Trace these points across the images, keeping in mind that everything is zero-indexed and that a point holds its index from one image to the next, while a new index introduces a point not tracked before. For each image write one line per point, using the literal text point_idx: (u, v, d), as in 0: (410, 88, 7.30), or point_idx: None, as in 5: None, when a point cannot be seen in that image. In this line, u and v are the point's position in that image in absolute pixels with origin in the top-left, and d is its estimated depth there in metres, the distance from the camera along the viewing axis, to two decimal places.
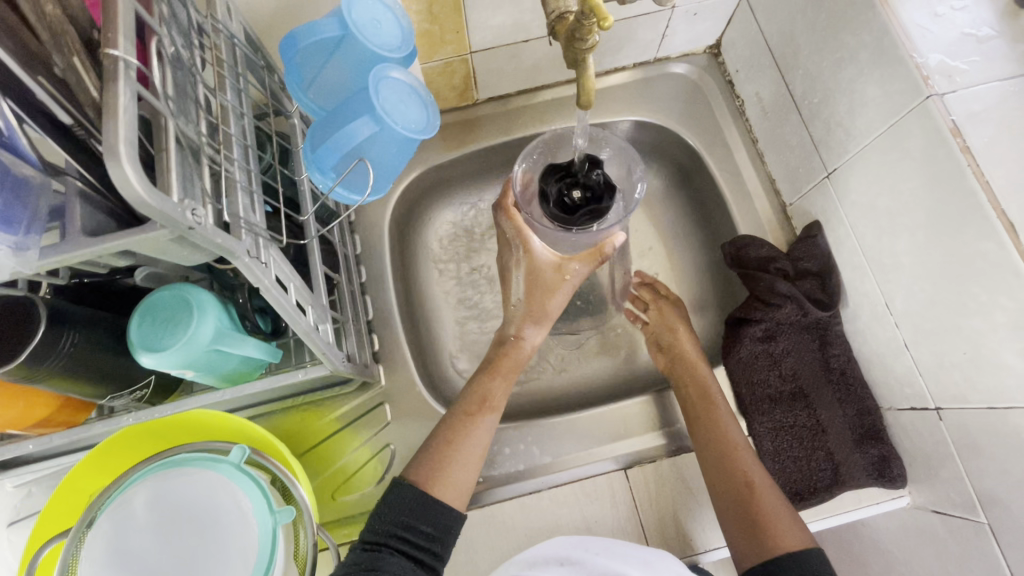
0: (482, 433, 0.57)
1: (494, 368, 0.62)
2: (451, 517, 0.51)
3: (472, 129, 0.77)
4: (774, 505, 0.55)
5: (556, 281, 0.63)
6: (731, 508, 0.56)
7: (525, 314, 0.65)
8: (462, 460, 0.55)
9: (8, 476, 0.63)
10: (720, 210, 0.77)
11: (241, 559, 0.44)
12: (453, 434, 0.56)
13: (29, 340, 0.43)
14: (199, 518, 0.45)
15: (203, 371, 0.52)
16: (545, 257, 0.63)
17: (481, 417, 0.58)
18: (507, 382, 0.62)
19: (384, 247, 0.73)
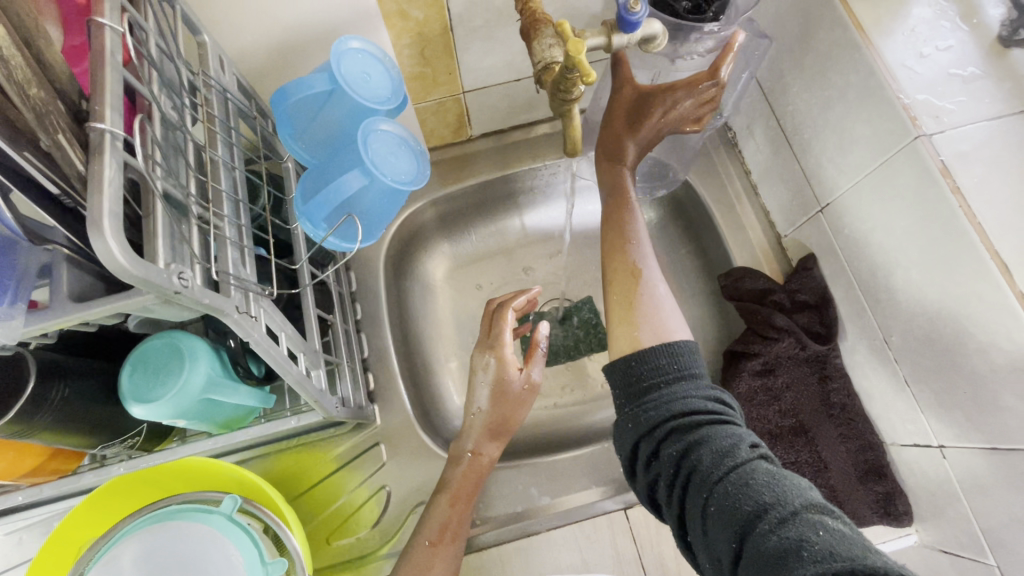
0: (444, 562, 0.55)
1: (456, 491, 0.59)
2: None
3: (467, 164, 0.77)
4: (656, 309, 0.52)
5: (512, 394, 0.60)
6: (621, 293, 0.54)
7: (483, 428, 0.60)
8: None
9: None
10: (715, 242, 0.77)
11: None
12: (416, 567, 0.54)
13: (18, 394, 0.43)
14: (188, 572, 0.45)
15: (195, 419, 0.51)
16: (509, 369, 0.59)
17: (442, 548, 0.56)
18: (467, 504, 0.59)
19: (380, 283, 0.73)
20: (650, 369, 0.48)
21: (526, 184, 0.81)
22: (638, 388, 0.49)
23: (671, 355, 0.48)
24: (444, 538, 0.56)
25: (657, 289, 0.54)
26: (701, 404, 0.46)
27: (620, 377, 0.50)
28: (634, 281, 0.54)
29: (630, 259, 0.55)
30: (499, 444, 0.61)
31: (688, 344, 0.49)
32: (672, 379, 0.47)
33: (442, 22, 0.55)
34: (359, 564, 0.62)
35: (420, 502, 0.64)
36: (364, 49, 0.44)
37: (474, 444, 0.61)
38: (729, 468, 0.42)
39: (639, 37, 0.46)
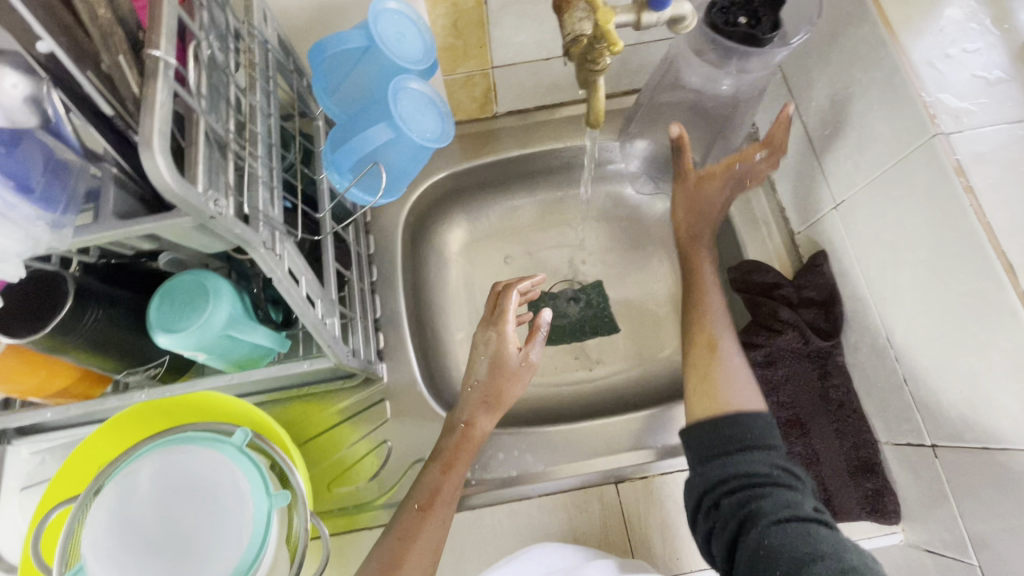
0: (437, 524, 0.56)
1: (451, 457, 0.60)
2: None
3: (491, 140, 0.79)
4: (732, 383, 0.58)
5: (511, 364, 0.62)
6: (699, 363, 0.61)
7: (478, 401, 0.62)
8: (420, 558, 0.54)
9: (25, 441, 0.66)
10: (728, 234, 0.77)
11: (232, 547, 0.46)
12: (408, 530, 0.55)
13: (56, 312, 0.46)
14: (200, 495, 0.47)
15: (216, 355, 0.54)
16: (506, 350, 0.63)
17: (433, 511, 0.56)
18: (461, 469, 0.60)
19: (397, 248, 0.75)
20: (722, 437, 0.54)
21: (547, 165, 0.82)
22: (708, 450, 0.55)
23: (740, 423, 0.54)
24: (434, 503, 0.57)
25: (733, 358, 0.60)
26: (765, 470, 0.51)
27: (694, 442, 0.56)
28: (711, 351, 0.61)
29: (710, 330, 0.62)
30: (495, 417, 0.63)
31: (762, 419, 0.55)
32: (739, 446, 0.53)
33: None
34: (354, 512, 0.64)
35: (418, 459, 0.66)
36: (402, 11, 0.46)
37: (468, 416, 0.62)
38: (787, 517, 0.48)
39: (667, 16, 0.48)
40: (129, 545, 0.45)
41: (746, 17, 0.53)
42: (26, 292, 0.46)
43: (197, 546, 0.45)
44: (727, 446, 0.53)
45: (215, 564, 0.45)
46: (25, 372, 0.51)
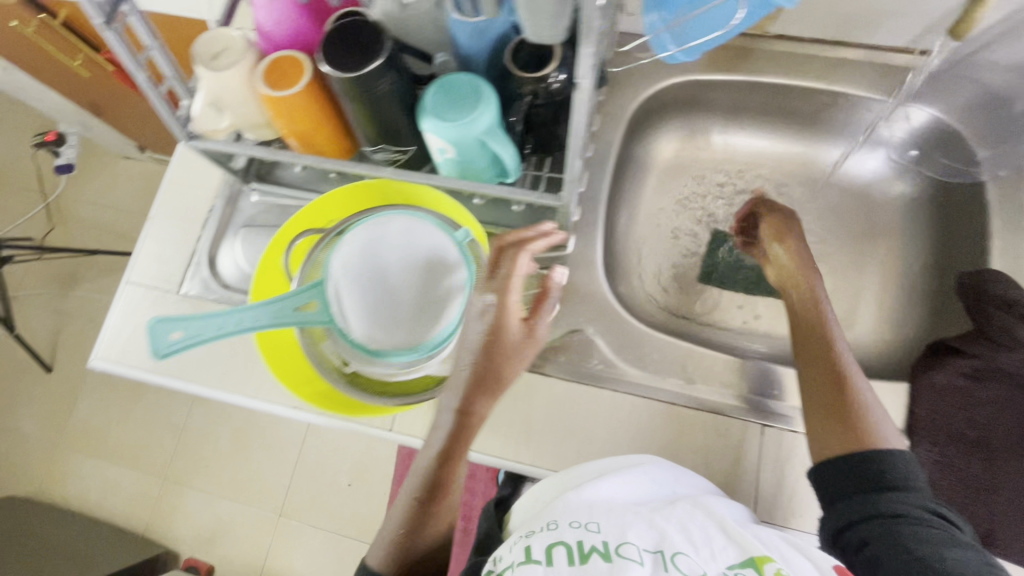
0: (444, 513, 0.53)
1: (486, 386, 0.51)
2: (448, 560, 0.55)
3: (747, 57, 0.74)
4: (868, 419, 0.56)
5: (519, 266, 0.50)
6: (827, 397, 0.57)
7: (477, 381, 0.50)
8: (443, 517, 0.53)
9: (260, 188, 0.77)
10: (971, 237, 0.69)
11: (431, 326, 0.52)
12: (440, 497, 0.52)
13: (368, 64, 0.51)
14: (427, 263, 0.53)
15: (459, 157, 0.58)
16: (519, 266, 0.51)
17: (440, 504, 0.52)
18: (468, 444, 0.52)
19: (617, 134, 0.75)
20: (864, 473, 0.53)
21: (792, 104, 0.77)
22: (859, 486, 0.53)
23: (891, 468, 0.53)
24: (441, 497, 0.52)
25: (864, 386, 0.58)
26: (915, 513, 0.51)
27: (823, 476, 0.55)
28: (841, 392, 0.57)
29: (838, 365, 0.59)
30: (516, 367, 0.52)
31: (904, 454, 0.54)
32: (883, 486, 0.52)
33: None
34: None
35: (577, 331, 0.69)
36: None
37: (463, 403, 0.51)
38: (947, 556, 0.47)
39: None
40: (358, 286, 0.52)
41: None
42: (349, 39, 0.52)
43: (413, 303, 0.52)
44: (878, 483, 0.53)
45: (415, 332, 0.52)
46: (308, 113, 0.59)
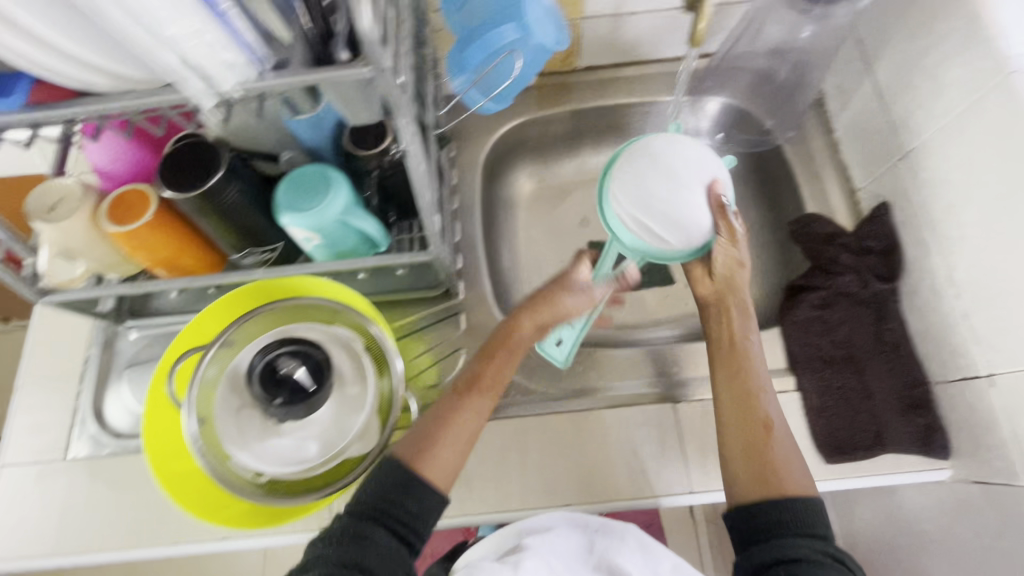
0: (472, 409, 0.55)
1: (490, 349, 0.58)
2: (436, 498, 0.51)
3: (568, 91, 0.85)
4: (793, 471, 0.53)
5: (536, 318, 0.61)
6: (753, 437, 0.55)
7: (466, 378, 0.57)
8: (450, 438, 0.53)
9: (137, 324, 0.74)
10: (789, 191, 0.81)
11: (700, 237, 0.59)
12: (438, 409, 0.55)
13: (210, 178, 0.53)
14: (670, 174, 0.58)
15: (326, 241, 0.61)
16: (550, 310, 0.61)
17: (469, 398, 0.55)
18: (504, 365, 0.58)
19: (477, 182, 0.81)
20: (769, 519, 0.51)
21: (617, 121, 0.87)
22: (749, 538, 0.52)
23: (795, 512, 0.51)
24: (469, 388, 0.56)
25: (786, 444, 0.56)
26: (816, 557, 0.48)
27: (736, 519, 0.54)
28: (766, 443, 0.55)
29: (760, 410, 0.57)
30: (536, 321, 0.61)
31: (814, 501, 0.52)
32: (787, 531, 0.50)
33: None
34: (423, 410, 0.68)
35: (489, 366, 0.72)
36: None
37: (514, 313, 0.61)
38: None
39: None
40: (662, 155, 0.59)
41: None
42: (187, 162, 0.53)
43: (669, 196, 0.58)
44: (767, 529, 0.51)
45: (682, 238, 0.59)
46: (163, 241, 0.59)
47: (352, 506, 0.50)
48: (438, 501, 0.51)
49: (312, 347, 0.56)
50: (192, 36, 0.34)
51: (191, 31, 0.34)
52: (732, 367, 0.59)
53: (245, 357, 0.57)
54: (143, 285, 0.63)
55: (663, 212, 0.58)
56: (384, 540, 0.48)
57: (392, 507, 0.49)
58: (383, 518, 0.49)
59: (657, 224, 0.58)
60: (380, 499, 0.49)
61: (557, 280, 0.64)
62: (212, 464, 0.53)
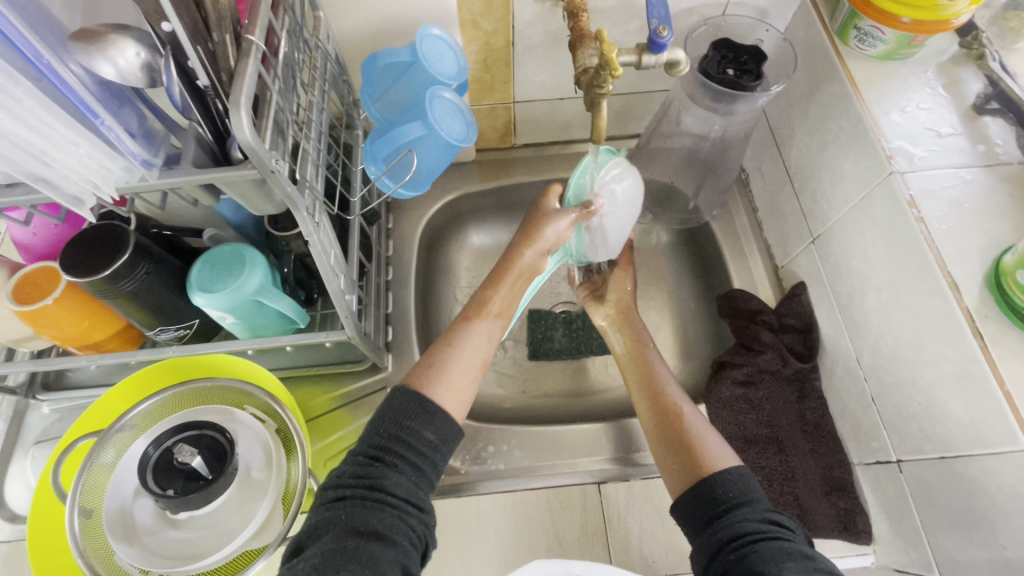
0: (484, 336, 0.58)
1: (498, 275, 0.61)
2: (453, 428, 0.51)
3: (506, 167, 0.88)
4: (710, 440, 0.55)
5: (540, 240, 0.61)
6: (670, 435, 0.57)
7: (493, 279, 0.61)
8: (478, 344, 0.57)
9: (48, 398, 0.70)
10: (718, 266, 0.83)
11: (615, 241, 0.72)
12: (451, 336, 0.57)
13: (115, 259, 0.53)
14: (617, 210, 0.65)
15: (241, 319, 0.60)
16: (541, 233, 0.61)
17: (479, 322, 0.58)
18: (513, 292, 0.61)
19: (413, 253, 0.81)
20: (711, 504, 0.49)
21: None
22: (705, 514, 0.49)
23: (730, 482, 0.50)
24: (480, 314, 0.59)
25: (696, 421, 0.58)
26: (758, 526, 0.46)
27: (686, 506, 0.51)
28: (676, 424, 0.58)
29: (668, 403, 0.60)
30: (510, 298, 0.61)
31: (738, 467, 0.51)
32: (728, 505, 0.48)
33: (506, 37, 0.67)
34: None
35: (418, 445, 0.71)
36: (442, 36, 0.55)
37: (521, 244, 0.61)
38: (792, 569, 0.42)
39: (664, 59, 0.56)
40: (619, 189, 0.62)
41: (735, 69, 0.62)
42: (95, 243, 0.54)
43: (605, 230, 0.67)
44: (718, 507, 0.49)
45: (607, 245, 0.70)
46: (72, 318, 0.58)
47: (355, 454, 0.48)
48: (456, 430, 0.51)
49: (216, 431, 0.54)
50: (66, 147, 0.36)
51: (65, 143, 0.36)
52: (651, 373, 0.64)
53: (143, 443, 0.55)
54: (51, 361, 0.61)
55: (607, 230, 0.65)
56: (389, 503, 0.45)
57: (409, 435, 0.48)
58: (386, 454, 0.47)
59: (601, 234, 0.66)
60: (392, 426, 0.49)
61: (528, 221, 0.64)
62: (96, 567, 0.49)
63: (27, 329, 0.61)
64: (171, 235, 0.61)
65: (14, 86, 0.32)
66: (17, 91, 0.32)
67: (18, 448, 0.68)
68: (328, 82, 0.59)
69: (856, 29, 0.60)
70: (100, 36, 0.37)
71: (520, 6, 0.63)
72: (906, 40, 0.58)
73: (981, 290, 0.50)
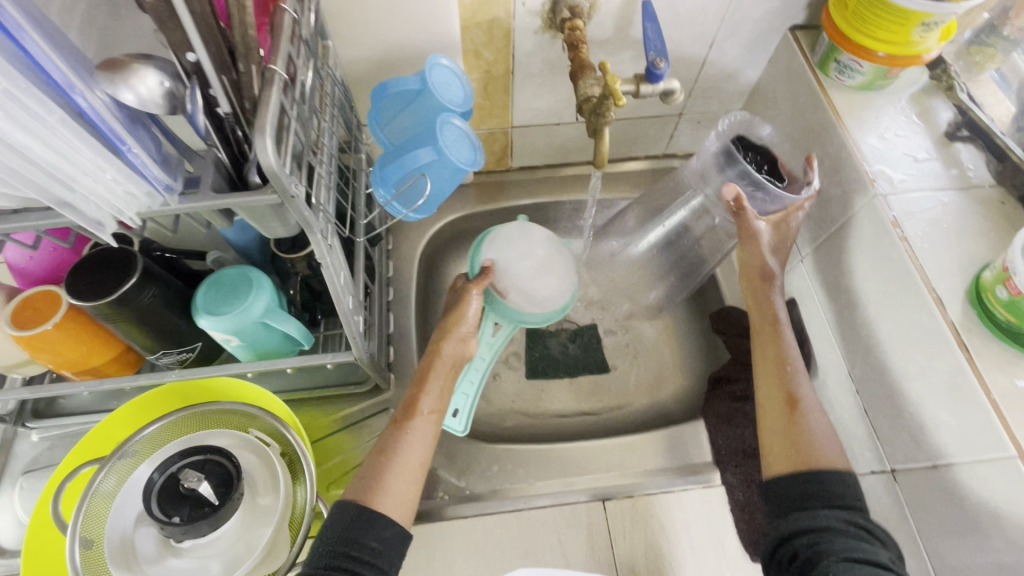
0: (415, 436, 0.58)
1: (424, 373, 0.62)
2: (398, 533, 0.51)
3: (504, 189, 0.90)
4: (817, 436, 0.54)
5: (456, 329, 0.66)
6: (778, 424, 0.56)
7: (418, 381, 0.62)
8: (410, 443, 0.57)
9: (38, 426, 0.68)
10: (710, 284, 0.86)
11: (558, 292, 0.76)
12: (385, 441, 0.57)
13: (123, 284, 0.52)
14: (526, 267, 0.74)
15: (246, 342, 0.60)
16: (463, 319, 0.67)
17: (410, 423, 0.58)
18: (443, 385, 0.63)
19: (413, 273, 0.82)
20: (803, 491, 0.51)
21: (551, 216, 0.92)
22: (787, 507, 0.52)
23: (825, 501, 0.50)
24: (411, 414, 0.59)
25: (816, 416, 0.56)
26: (837, 525, 0.48)
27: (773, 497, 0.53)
28: (792, 413, 0.56)
29: (787, 387, 0.58)
30: (439, 393, 0.62)
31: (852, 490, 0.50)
32: (819, 502, 0.50)
33: (506, 66, 0.70)
34: None
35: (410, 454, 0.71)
36: (450, 66, 0.57)
37: (437, 339, 0.66)
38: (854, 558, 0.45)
39: (661, 88, 0.59)
40: (507, 254, 0.73)
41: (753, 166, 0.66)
42: (101, 268, 0.53)
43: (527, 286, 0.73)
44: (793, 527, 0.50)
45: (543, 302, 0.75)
46: (72, 343, 0.57)
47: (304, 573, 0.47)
48: (402, 534, 0.51)
49: (222, 455, 0.54)
50: (93, 173, 0.36)
51: (93, 169, 0.36)
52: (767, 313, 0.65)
53: (147, 470, 0.54)
54: (45, 387, 0.60)
55: (518, 292, 0.73)
56: None
57: (356, 547, 0.48)
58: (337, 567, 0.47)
59: (515, 296, 0.73)
60: (340, 542, 0.49)
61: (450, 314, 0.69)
62: None
63: (22, 354, 0.60)
64: (173, 257, 0.61)
65: (48, 115, 0.32)
66: (49, 119, 0.33)
67: (5, 478, 0.66)
68: (336, 108, 0.60)
69: (836, 62, 0.64)
70: (124, 66, 0.38)
71: (520, 37, 0.66)
72: (882, 72, 0.62)
73: (964, 304, 0.53)
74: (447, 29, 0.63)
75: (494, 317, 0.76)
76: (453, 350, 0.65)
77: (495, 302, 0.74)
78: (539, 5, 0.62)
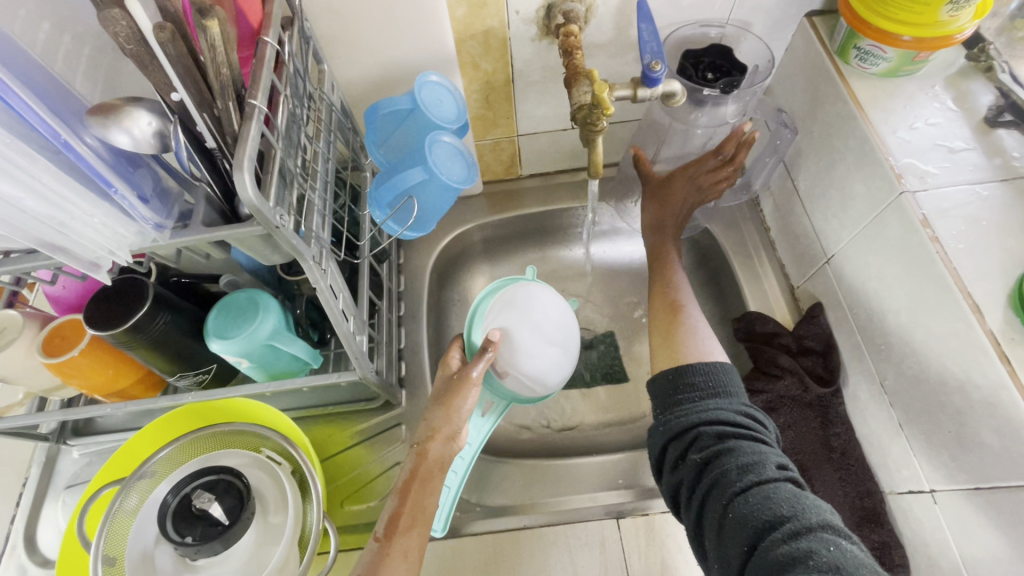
0: (400, 556, 0.49)
1: (406, 484, 0.53)
2: None
3: (515, 197, 0.88)
4: (693, 335, 0.60)
5: (444, 426, 0.57)
6: (663, 325, 0.63)
7: (398, 498, 0.53)
8: (397, 563, 0.49)
9: (78, 443, 0.73)
10: (730, 286, 0.81)
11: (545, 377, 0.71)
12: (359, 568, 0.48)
13: (134, 313, 0.55)
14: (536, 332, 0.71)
15: (256, 363, 0.62)
16: (455, 415, 0.58)
17: (392, 542, 0.50)
18: (429, 493, 0.54)
19: (424, 286, 0.82)
20: (688, 386, 0.55)
21: (562, 223, 0.90)
22: (676, 402, 0.55)
23: (708, 375, 0.54)
24: (393, 531, 0.51)
25: (694, 317, 0.63)
26: (730, 421, 0.51)
27: (659, 392, 0.57)
28: (674, 316, 0.64)
29: (671, 298, 0.66)
30: (426, 504, 0.53)
31: (723, 366, 0.56)
32: (705, 397, 0.53)
33: (505, 74, 0.69)
34: (366, 530, 0.68)
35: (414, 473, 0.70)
36: (440, 82, 0.56)
37: (422, 439, 0.57)
38: (752, 482, 0.46)
39: (660, 92, 0.57)
40: (513, 323, 0.70)
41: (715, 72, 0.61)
42: (115, 297, 0.56)
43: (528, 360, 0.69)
44: (691, 397, 0.54)
45: (541, 385, 0.71)
46: (98, 368, 0.61)
47: None
48: None
49: (232, 476, 0.55)
50: (83, 218, 0.39)
51: (83, 215, 0.38)
52: (662, 259, 0.71)
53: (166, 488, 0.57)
54: (73, 411, 0.63)
55: (519, 371, 0.69)
56: None
57: None
58: None
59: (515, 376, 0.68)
60: None
61: (447, 396, 0.59)
62: None
63: (58, 379, 0.64)
64: (189, 282, 0.64)
65: (35, 167, 0.34)
66: (37, 171, 0.35)
67: (49, 493, 0.70)
68: (334, 130, 0.61)
69: (856, 49, 0.60)
70: (116, 109, 0.39)
71: (517, 46, 0.65)
72: (909, 57, 0.57)
73: (1005, 310, 0.48)
74: (442, 44, 0.62)
75: (487, 396, 0.69)
76: (435, 455, 0.56)
77: (490, 379, 0.69)
78: (533, 12, 0.61)
